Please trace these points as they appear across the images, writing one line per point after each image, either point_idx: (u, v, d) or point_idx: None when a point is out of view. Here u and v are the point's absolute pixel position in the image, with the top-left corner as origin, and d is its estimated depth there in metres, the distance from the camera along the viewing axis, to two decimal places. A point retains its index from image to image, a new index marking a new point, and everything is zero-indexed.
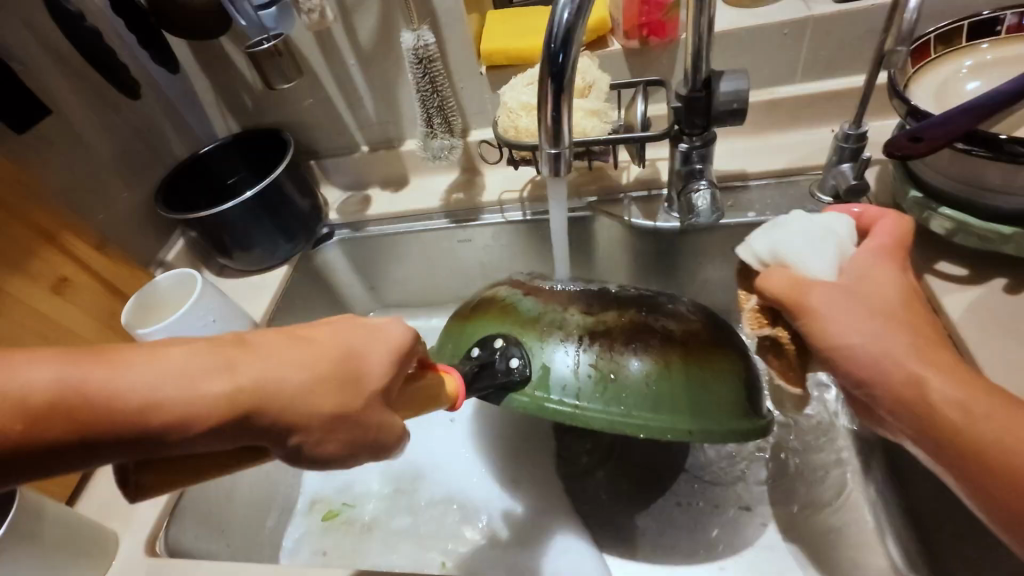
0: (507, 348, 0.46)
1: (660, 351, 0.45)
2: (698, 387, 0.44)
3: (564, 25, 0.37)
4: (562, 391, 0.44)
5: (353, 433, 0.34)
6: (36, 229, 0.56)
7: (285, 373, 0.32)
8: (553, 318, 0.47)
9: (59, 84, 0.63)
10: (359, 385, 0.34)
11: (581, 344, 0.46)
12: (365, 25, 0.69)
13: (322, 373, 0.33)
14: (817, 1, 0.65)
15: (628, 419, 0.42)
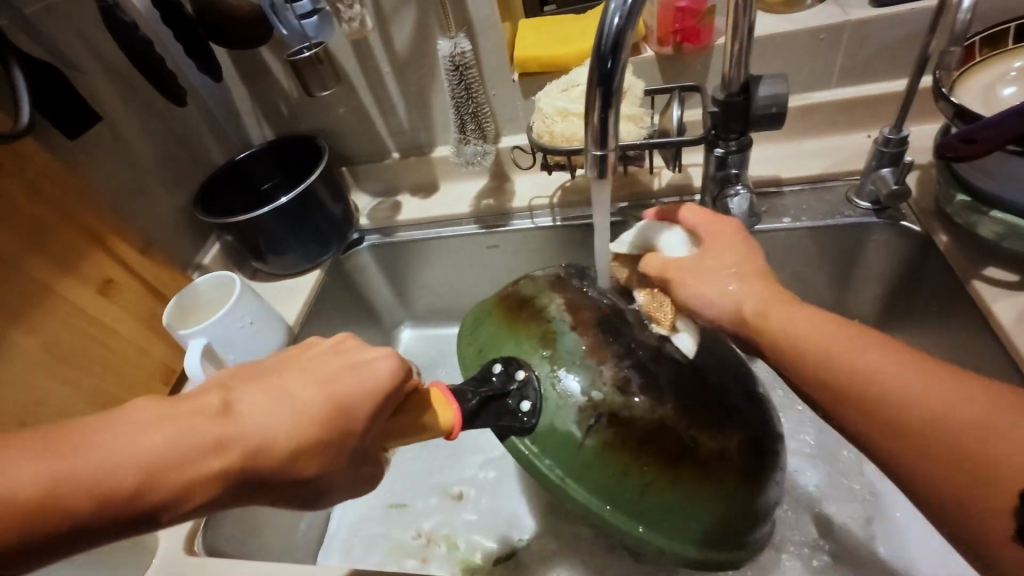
0: (523, 391, 0.48)
1: (671, 467, 0.46)
2: (686, 503, 0.46)
3: (615, 29, 0.37)
4: (555, 460, 0.47)
5: (340, 489, 0.38)
6: (83, 231, 0.57)
7: (274, 439, 0.34)
8: (584, 374, 0.48)
9: (107, 91, 0.65)
10: (342, 444, 0.36)
11: (598, 420, 0.47)
12: (401, 33, 0.70)
13: (312, 439, 0.35)
14: (854, 6, 0.64)
15: (607, 516, 0.46)
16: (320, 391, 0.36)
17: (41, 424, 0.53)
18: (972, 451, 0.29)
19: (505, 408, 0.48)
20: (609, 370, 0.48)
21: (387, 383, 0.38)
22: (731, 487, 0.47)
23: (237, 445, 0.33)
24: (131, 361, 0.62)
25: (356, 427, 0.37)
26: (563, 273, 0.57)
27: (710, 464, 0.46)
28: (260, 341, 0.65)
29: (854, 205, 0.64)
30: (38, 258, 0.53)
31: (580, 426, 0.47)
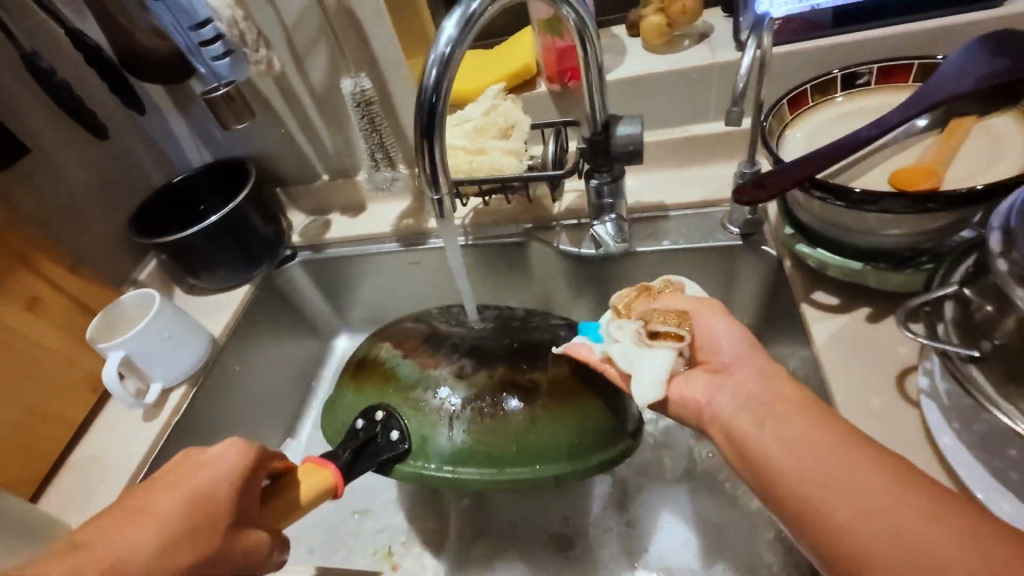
0: (388, 428, 0.55)
1: (527, 409, 0.55)
2: (555, 434, 0.54)
3: (430, 88, 0.43)
4: (438, 461, 0.54)
5: (234, 574, 0.41)
6: (9, 254, 0.63)
7: (137, 553, 0.37)
8: (428, 384, 0.57)
9: (39, 123, 0.71)
10: (212, 527, 0.40)
11: (455, 409, 0.55)
12: (316, 70, 0.76)
13: (179, 535, 0.39)
14: (723, 49, 0.70)
15: (500, 476, 0.53)
16: (177, 497, 0.40)
17: None
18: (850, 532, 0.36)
19: (375, 445, 0.54)
20: (442, 369, 0.58)
21: (238, 464, 0.42)
22: (581, 403, 0.56)
23: (97, 567, 0.36)
24: (59, 371, 0.68)
25: (218, 517, 0.41)
26: (395, 328, 0.65)
27: (553, 396, 0.55)
28: (181, 352, 0.71)
29: (727, 229, 0.70)
30: None
31: (444, 421, 0.55)
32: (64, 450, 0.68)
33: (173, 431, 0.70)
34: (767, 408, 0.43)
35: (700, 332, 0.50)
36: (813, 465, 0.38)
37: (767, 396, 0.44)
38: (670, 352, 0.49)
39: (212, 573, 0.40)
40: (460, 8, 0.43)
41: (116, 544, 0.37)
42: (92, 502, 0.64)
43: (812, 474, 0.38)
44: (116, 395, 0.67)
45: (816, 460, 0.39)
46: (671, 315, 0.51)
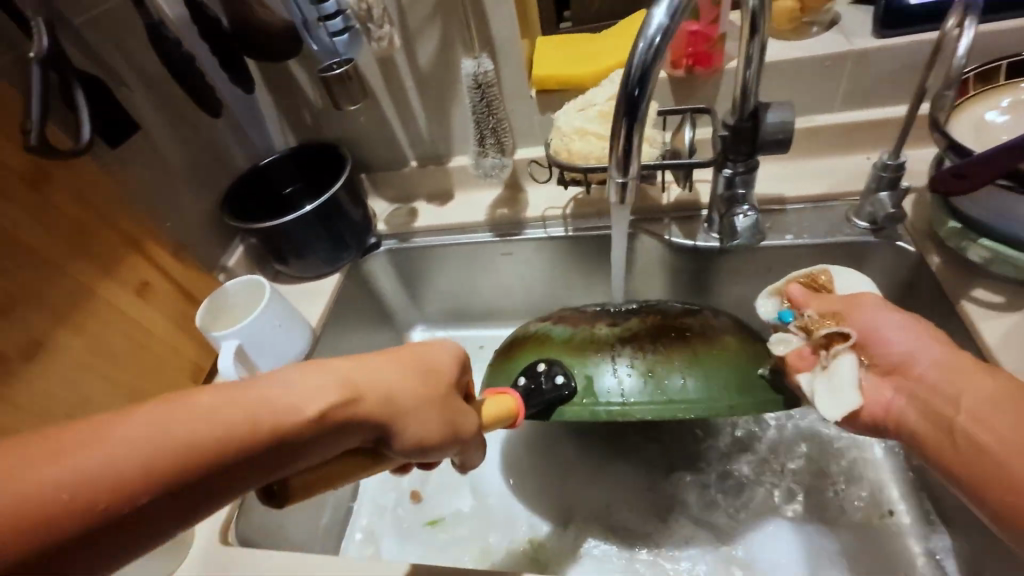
0: (553, 375, 0.55)
1: (685, 345, 0.56)
2: (722, 365, 0.54)
3: (641, 68, 0.42)
4: (604, 396, 0.54)
5: (445, 436, 0.41)
6: (124, 236, 0.60)
7: (381, 377, 0.39)
8: (585, 336, 0.59)
9: (143, 100, 0.68)
10: (437, 378, 0.42)
11: (617, 351, 0.57)
12: (425, 50, 0.73)
13: (415, 382, 0.40)
14: (857, 36, 0.68)
15: (673, 404, 0.52)
16: (404, 354, 0.42)
17: (85, 419, 0.56)
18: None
19: (539, 387, 0.54)
20: (597, 324, 0.61)
21: (457, 350, 0.46)
22: (740, 344, 0.57)
23: (351, 375, 0.37)
24: (165, 359, 0.65)
25: (441, 376, 0.42)
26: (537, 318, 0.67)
27: (711, 336, 0.57)
28: (288, 342, 0.69)
29: (852, 224, 0.68)
30: (85, 261, 0.56)
31: (608, 363, 0.56)
32: None
33: None
34: (980, 394, 0.41)
35: (863, 325, 0.48)
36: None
37: (968, 381, 0.42)
38: (847, 356, 0.47)
39: (433, 425, 0.40)
40: None
41: (364, 370, 0.38)
42: None
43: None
44: (226, 381, 0.63)
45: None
46: (819, 318, 0.50)
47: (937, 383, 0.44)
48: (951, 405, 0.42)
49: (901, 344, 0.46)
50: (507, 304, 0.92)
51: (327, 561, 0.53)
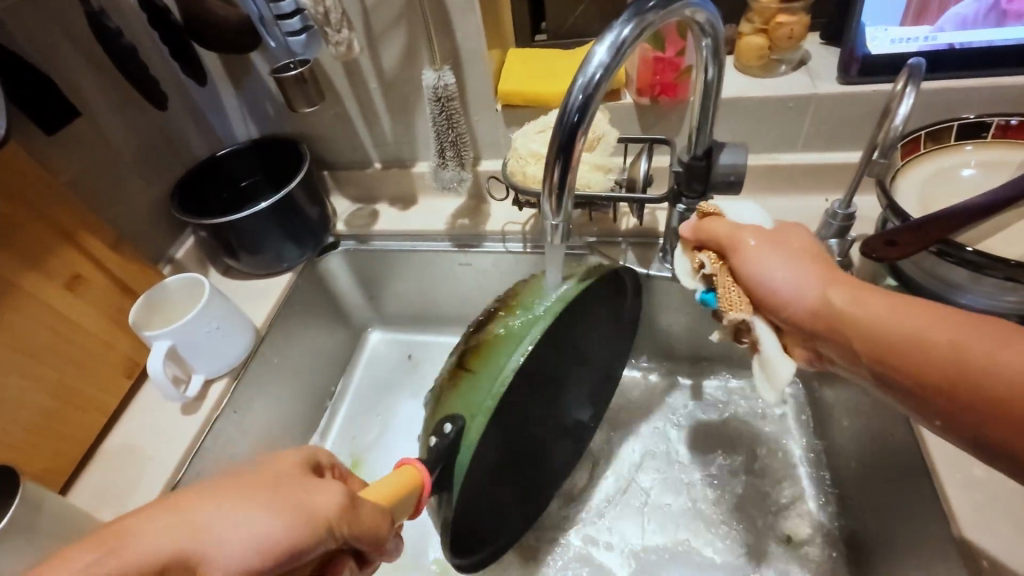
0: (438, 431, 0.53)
1: (496, 308, 0.60)
2: (535, 296, 0.59)
3: (579, 106, 0.41)
4: (484, 394, 0.53)
5: (297, 526, 0.34)
6: (55, 227, 0.58)
7: (169, 506, 0.34)
8: (445, 384, 0.58)
9: (88, 84, 0.66)
10: (253, 480, 0.37)
11: (465, 364, 0.57)
12: (389, 55, 0.72)
13: (221, 492, 0.35)
14: (823, 79, 0.67)
15: (526, 338, 0.55)
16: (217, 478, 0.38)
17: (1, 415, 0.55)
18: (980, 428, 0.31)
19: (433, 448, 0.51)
20: (440, 374, 0.61)
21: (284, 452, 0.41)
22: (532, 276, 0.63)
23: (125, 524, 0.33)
24: (96, 355, 0.63)
25: (265, 473, 0.38)
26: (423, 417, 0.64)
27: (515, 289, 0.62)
28: (228, 342, 0.68)
29: None
30: (7, 252, 0.54)
31: (470, 374, 0.55)
32: (95, 439, 0.64)
33: (215, 426, 0.66)
34: (857, 326, 0.36)
35: (749, 263, 0.43)
36: (913, 368, 0.34)
37: (847, 312, 0.37)
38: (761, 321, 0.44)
39: (258, 522, 0.34)
40: (611, 32, 0.41)
41: (143, 516, 0.34)
42: (127, 501, 0.59)
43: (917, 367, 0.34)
44: (156, 382, 0.62)
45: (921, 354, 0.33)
46: (723, 272, 0.46)
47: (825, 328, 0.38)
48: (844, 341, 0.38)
49: (785, 289, 0.40)
50: (463, 313, 0.91)
51: None
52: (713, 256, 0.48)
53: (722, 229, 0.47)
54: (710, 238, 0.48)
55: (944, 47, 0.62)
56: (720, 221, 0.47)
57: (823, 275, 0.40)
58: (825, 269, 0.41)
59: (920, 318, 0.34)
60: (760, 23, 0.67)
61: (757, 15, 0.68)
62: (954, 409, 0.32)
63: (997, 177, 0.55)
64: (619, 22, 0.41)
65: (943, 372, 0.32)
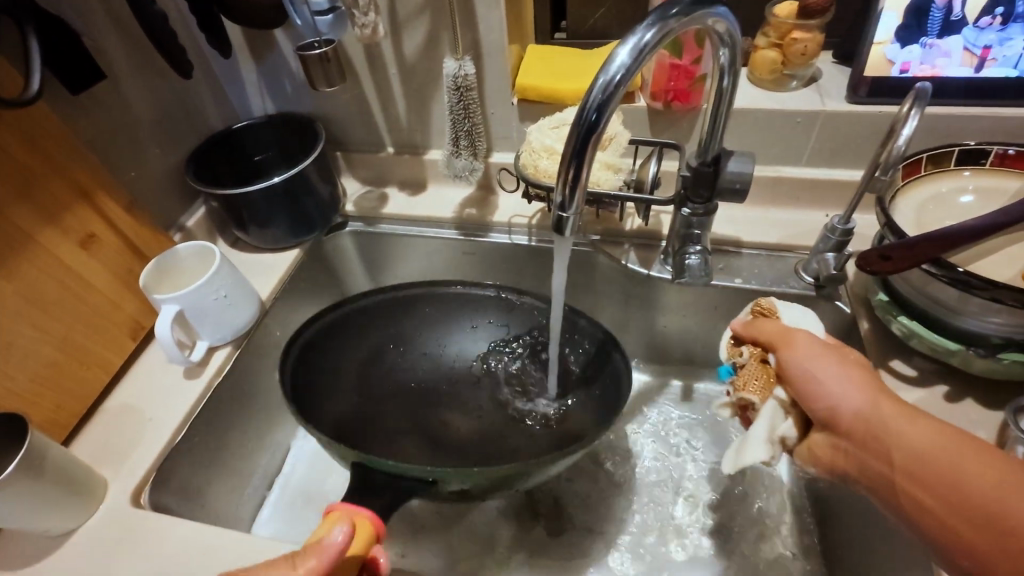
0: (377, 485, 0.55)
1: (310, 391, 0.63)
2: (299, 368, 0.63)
3: (596, 104, 0.42)
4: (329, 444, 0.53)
5: None
6: (73, 184, 0.59)
7: None
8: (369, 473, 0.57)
9: (114, 48, 0.67)
10: None
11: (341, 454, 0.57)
12: (412, 42, 0.73)
13: None
14: (832, 97, 0.69)
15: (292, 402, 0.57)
16: None
17: (9, 365, 0.56)
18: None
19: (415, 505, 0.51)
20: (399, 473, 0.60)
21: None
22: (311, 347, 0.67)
23: None
24: (103, 314, 0.64)
25: None
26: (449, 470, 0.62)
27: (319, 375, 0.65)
28: (234, 313, 0.69)
29: (799, 277, 0.69)
30: (26, 206, 0.55)
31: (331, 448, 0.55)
32: (98, 395, 0.65)
33: (216, 392, 0.67)
34: (910, 448, 0.37)
35: (794, 366, 0.44)
36: (953, 500, 0.35)
37: (896, 430, 0.38)
38: (778, 404, 0.45)
39: None
40: (634, 36, 0.42)
41: None
42: (125, 458, 0.61)
43: (951, 502, 0.35)
44: (162, 345, 0.63)
45: (959, 484, 0.35)
46: (754, 364, 0.47)
47: (864, 437, 0.39)
48: (885, 462, 0.38)
49: (832, 394, 0.41)
50: None
51: (230, 533, 0.55)
52: (755, 349, 0.49)
53: (776, 332, 0.47)
54: (761, 334, 0.48)
55: (971, 74, 0.64)
56: (776, 323, 0.48)
57: (871, 387, 0.41)
58: (875, 384, 0.41)
59: (968, 458, 0.35)
60: (776, 37, 0.69)
61: (774, 29, 0.69)
62: (992, 553, 0.33)
63: (991, 205, 0.58)
64: (642, 27, 0.42)
65: (981, 509, 0.33)
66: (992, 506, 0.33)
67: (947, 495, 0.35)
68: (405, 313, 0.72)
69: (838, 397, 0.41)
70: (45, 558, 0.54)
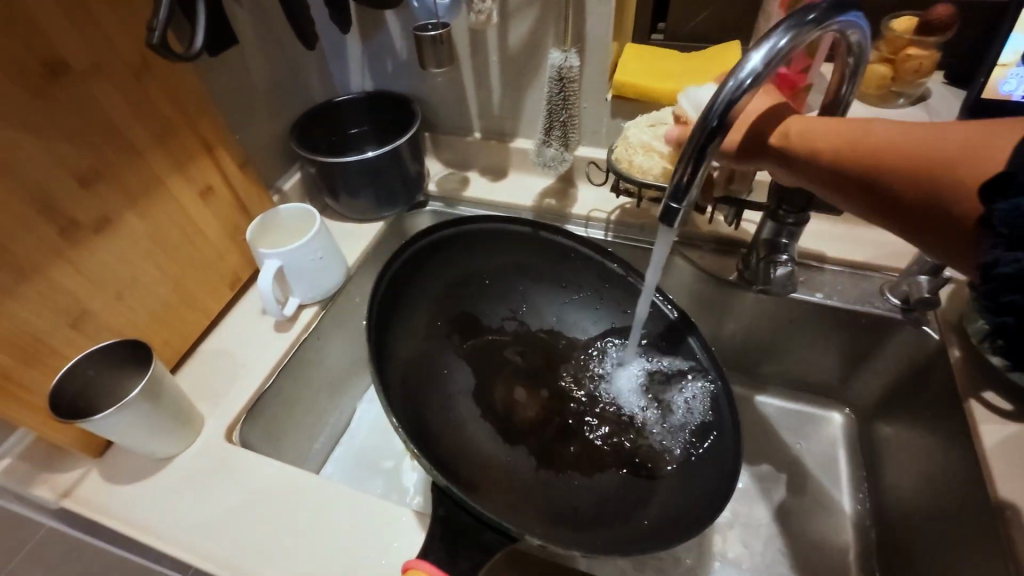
0: (523, 522, 0.50)
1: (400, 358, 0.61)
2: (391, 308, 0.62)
3: (725, 104, 0.43)
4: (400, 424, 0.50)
5: None
6: (200, 139, 0.65)
7: None
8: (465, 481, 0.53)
9: (245, 17, 0.72)
10: None
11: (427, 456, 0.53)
12: (517, 31, 0.75)
13: None
14: (942, 118, 0.67)
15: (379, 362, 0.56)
16: None
17: (133, 297, 0.60)
18: (873, 176, 0.40)
19: (480, 544, 0.47)
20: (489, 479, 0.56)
21: None
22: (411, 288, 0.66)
23: None
24: (211, 262, 0.69)
25: None
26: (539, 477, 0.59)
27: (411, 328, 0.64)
28: (326, 274, 0.73)
29: (884, 298, 0.69)
30: (162, 155, 0.61)
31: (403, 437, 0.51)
32: (197, 337, 0.70)
33: (303, 346, 0.71)
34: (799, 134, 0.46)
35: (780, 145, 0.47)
36: (817, 147, 0.44)
37: (791, 129, 0.47)
38: None
39: None
40: (770, 39, 0.42)
41: None
42: (220, 397, 0.65)
43: (834, 145, 0.43)
44: (262, 297, 0.68)
45: (811, 138, 0.44)
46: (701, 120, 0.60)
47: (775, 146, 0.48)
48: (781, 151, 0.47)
49: (757, 121, 0.49)
50: None
51: (312, 479, 0.58)
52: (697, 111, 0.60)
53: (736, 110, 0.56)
54: None
55: None
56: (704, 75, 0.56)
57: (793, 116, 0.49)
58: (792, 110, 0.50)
59: (845, 127, 0.43)
60: (887, 52, 0.67)
61: (886, 43, 0.68)
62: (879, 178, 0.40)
63: None
64: (778, 31, 0.42)
65: (833, 143, 0.43)
66: (854, 135, 0.42)
67: (834, 139, 0.43)
68: (481, 256, 0.71)
69: (766, 117, 0.49)
70: (148, 479, 0.59)
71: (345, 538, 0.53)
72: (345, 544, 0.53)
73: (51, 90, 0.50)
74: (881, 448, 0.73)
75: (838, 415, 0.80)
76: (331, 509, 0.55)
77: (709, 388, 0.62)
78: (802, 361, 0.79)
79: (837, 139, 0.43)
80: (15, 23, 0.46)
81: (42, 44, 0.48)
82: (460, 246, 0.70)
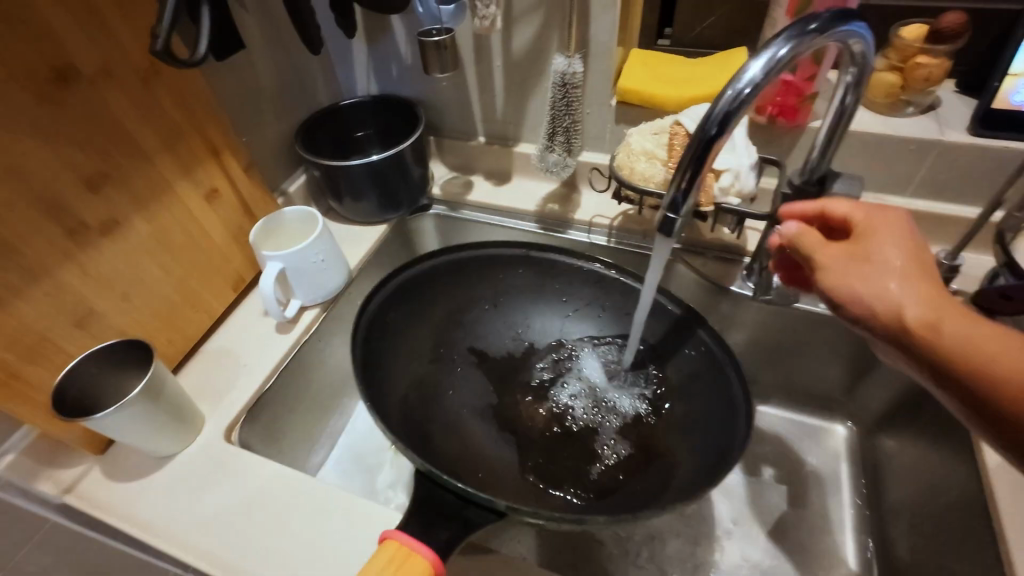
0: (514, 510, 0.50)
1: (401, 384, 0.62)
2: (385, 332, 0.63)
3: (723, 114, 0.42)
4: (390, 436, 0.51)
5: None
6: (207, 142, 0.65)
7: None
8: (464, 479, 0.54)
9: (252, 21, 0.72)
10: None
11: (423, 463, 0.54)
12: (521, 36, 0.75)
13: None
14: (952, 128, 0.66)
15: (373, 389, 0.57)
16: None
17: (137, 298, 0.61)
18: (981, 386, 0.33)
19: (464, 519, 0.47)
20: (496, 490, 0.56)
21: None
22: (406, 310, 0.66)
23: None
24: (216, 263, 0.70)
25: None
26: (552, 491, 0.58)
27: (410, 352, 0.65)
28: (327, 277, 0.73)
29: None
30: (169, 158, 0.61)
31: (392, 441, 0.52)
32: (201, 336, 0.71)
33: (303, 347, 0.72)
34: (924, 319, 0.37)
35: (827, 289, 0.42)
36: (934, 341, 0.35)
37: (917, 313, 0.37)
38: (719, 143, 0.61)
39: None
40: (770, 49, 0.41)
41: None
42: (221, 397, 0.66)
43: (951, 345, 0.35)
44: (263, 299, 0.69)
45: (931, 330, 0.36)
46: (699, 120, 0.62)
47: (887, 323, 0.38)
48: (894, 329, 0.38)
49: (863, 289, 0.39)
50: None
51: (309, 482, 0.58)
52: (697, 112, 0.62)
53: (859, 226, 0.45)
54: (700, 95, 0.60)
55: None
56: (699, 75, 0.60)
57: (919, 287, 0.38)
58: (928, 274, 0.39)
59: (977, 325, 0.35)
60: (897, 60, 0.66)
61: (896, 51, 0.66)
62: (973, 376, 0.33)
63: None
64: (779, 40, 0.41)
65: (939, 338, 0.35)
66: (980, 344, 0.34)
67: (949, 335, 0.35)
68: (478, 280, 0.72)
69: (895, 291, 0.38)
70: (148, 476, 0.60)
71: (338, 541, 0.54)
72: (340, 546, 0.53)
73: (61, 95, 0.51)
74: (883, 462, 0.72)
75: (842, 427, 0.79)
76: (327, 510, 0.56)
77: (720, 371, 0.60)
78: (806, 371, 0.78)
79: (961, 333, 0.35)
80: (26, 28, 0.47)
81: (52, 50, 0.49)
82: (456, 269, 0.70)
